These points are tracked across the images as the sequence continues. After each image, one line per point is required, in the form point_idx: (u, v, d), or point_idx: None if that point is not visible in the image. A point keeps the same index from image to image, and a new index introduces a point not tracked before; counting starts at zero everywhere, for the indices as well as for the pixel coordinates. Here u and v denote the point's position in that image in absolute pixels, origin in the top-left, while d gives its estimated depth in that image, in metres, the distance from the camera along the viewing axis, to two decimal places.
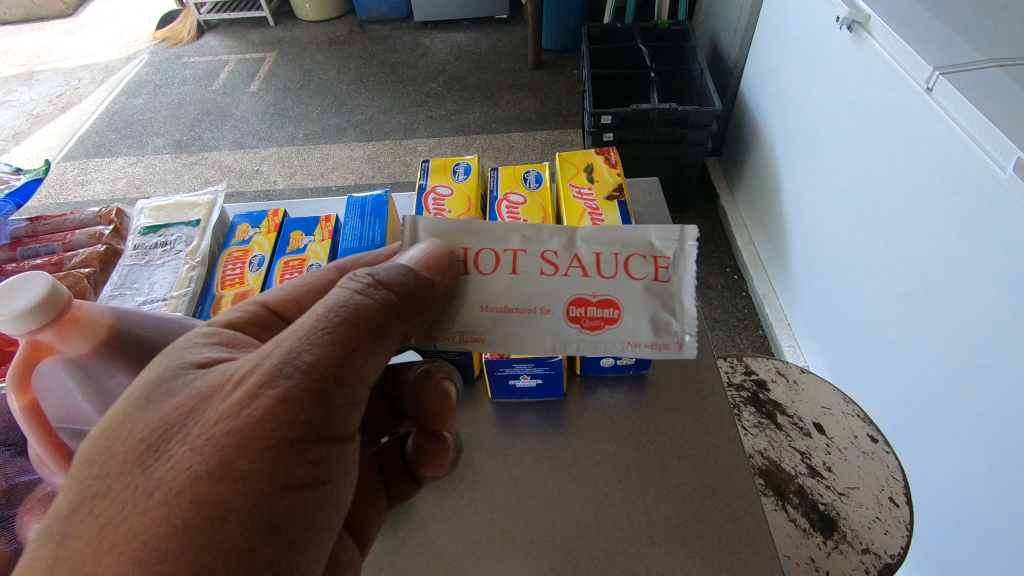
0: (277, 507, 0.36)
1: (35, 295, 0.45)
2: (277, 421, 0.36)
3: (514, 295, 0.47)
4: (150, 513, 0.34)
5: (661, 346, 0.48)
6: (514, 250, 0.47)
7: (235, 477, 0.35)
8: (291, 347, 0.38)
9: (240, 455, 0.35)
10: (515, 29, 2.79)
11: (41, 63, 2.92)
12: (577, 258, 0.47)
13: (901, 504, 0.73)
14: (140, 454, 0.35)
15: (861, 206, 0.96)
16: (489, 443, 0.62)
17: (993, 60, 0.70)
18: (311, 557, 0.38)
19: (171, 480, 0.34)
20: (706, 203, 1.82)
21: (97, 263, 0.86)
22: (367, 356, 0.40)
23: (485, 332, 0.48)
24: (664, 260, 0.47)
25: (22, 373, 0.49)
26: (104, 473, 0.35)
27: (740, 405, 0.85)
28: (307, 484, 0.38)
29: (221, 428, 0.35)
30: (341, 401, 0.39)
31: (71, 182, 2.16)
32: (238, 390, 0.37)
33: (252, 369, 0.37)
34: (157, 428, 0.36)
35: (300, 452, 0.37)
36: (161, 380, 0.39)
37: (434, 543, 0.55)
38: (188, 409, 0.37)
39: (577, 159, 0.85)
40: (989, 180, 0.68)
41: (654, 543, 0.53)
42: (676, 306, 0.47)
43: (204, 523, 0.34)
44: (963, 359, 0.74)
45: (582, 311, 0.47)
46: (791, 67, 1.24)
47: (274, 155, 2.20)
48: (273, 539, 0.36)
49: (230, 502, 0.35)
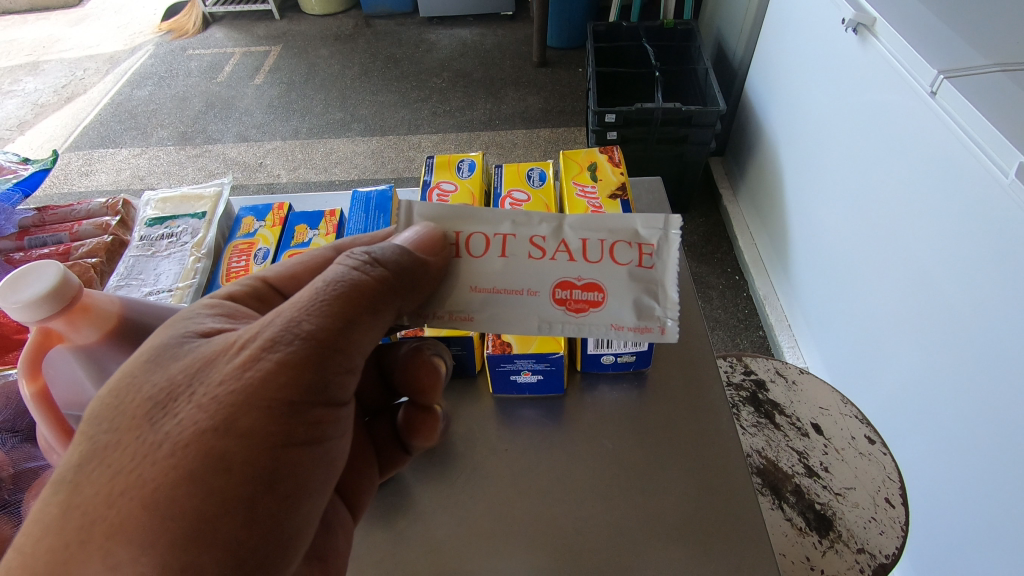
0: (278, 462, 0.37)
1: (48, 283, 0.46)
2: (276, 384, 0.36)
3: (505, 277, 0.47)
4: (158, 464, 0.34)
5: (644, 330, 0.48)
6: (504, 234, 0.48)
7: (237, 433, 0.35)
8: (291, 316, 0.38)
9: (243, 412, 0.36)
10: (520, 25, 2.79)
11: (46, 54, 2.92)
12: (564, 244, 0.48)
13: (897, 505, 0.73)
14: (147, 410, 0.36)
15: (863, 203, 0.97)
16: (490, 437, 0.62)
17: (998, 65, 0.70)
18: (304, 512, 0.39)
19: (177, 434, 0.35)
20: (709, 202, 1.83)
21: (104, 254, 0.87)
22: (364, 328, 0.41)
23: (473, 312, 0.48)
24: (648, 247, 0.48)
25: (33, 362, 0.49)
26: (114, 428, 0.36)
27: (739, 405, 0.85)
28: (305, 443, 0.38)
29: (225, 387, 0.36)
30: (338, 368, 0.39)
31: (75, 173, 2.16)
32: (241, 353, 0.37)
33: (254, 333, 0.38)
34: (164, 388, 0.37)
35: (300, 413, 0.38)
36: (167, 345, 0.39)
37: (435, 534, 0.55)
38: (193, 371, 0.37)
39: (581, 157, 0.85)
40: (989, 181, 0.68)
41: (653, 538, 0.54)
42: (659, 292, 0.48)
43: (208, 473, 0.35)
44: (962, 357, 0.74)
45: (567, 294, 0.47)
46: (795, 68, 1.25)
47: (277, 148, 2.20)
48: (273, 492, 0.37)
49: (234, 456, 0.35)
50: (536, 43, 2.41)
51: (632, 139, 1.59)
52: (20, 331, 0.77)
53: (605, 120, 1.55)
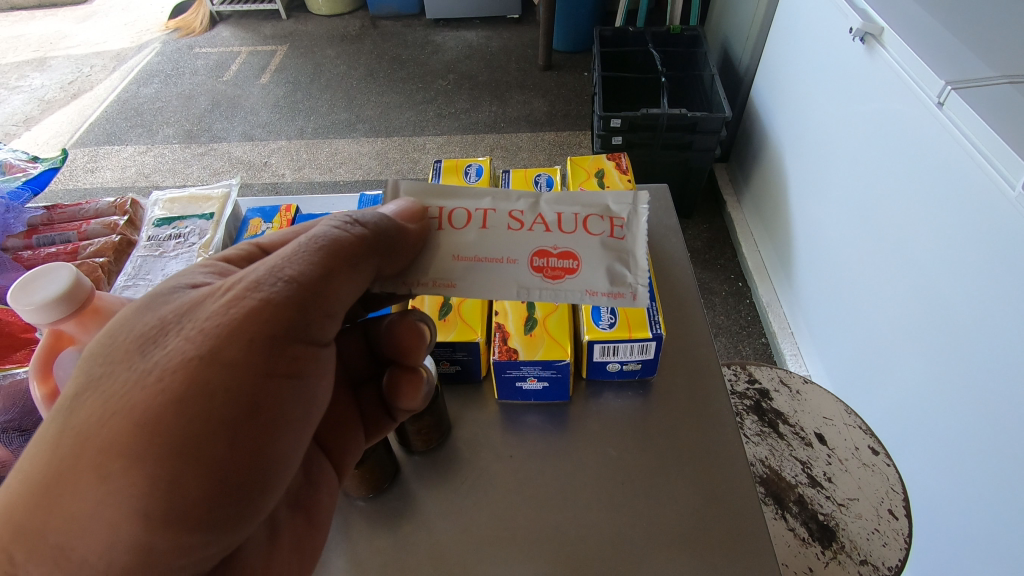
0: (260, 391, 0.38)
1: (60, 285, 0.46)
2: (258, 319, 0.38)
3: (484, 246, 0.48)
4: (147, 388, 0.35)
5: (617, 296, 0.48)
6: (484, 209, 0.50)
7: (221, 364, 0.36)
8: (274, 263, 0.40)
9: (226, 343, 0.37)
10: (527, 28, 2.80)
11: (53, 50, 2.93)
12: (541, 217, 0.50)
13: (900, 517, 0.73)
14: (138, 343, 0.37)
15: (868, 213, 0.97)
16: (494, 443, 0.62)
17: (1005, 77, 0.71)
18: (285, 442, 0.40)
19: (167, 361, 0.36)
20: (713, 208, 1.83)
21: (111, 253, 0.87)
22: (343, 279, 0.42)
23: (455, 279, 0.48)
24: (619, 220, 0.50)
25: (44, 363, 0.49)
26: (107, 363, 0.37)
27: (743, 414, 0.85)
28: (287, 376, 0.39)
29: (211, 321, 0.37)
30: (318, 312, 0.40)
31: (81, 169, 2.17)
32: (226, 293, 0.39)
33: (239, 277, 0.39)
34: (156, 325, 0.38)
35: (281, 348, 0.39)
36: (160, 291, 0.41)
37: (438, 539, 0.55)
38: (182, 310, 0.39)
39: (589, 163, 0.85)
40: (992, 192, 0.69)
41: (657, 547, 0.54)
42: (631, 260, 0.49)
43: (194, 396, 0.35)
44: (962, 364, 0.75)
45: (545, 261, 0.48)
46: (800, 77, 1.25)
47: (283, 148, 2.20)
48: (254, 418, 0.38)
49: (219, 382, 0.36)
50: (542, 46, 2.42)
51: (638, 145, 1.60)
52: (27, 329, 0.77)
53: (610, 125, 1.55)
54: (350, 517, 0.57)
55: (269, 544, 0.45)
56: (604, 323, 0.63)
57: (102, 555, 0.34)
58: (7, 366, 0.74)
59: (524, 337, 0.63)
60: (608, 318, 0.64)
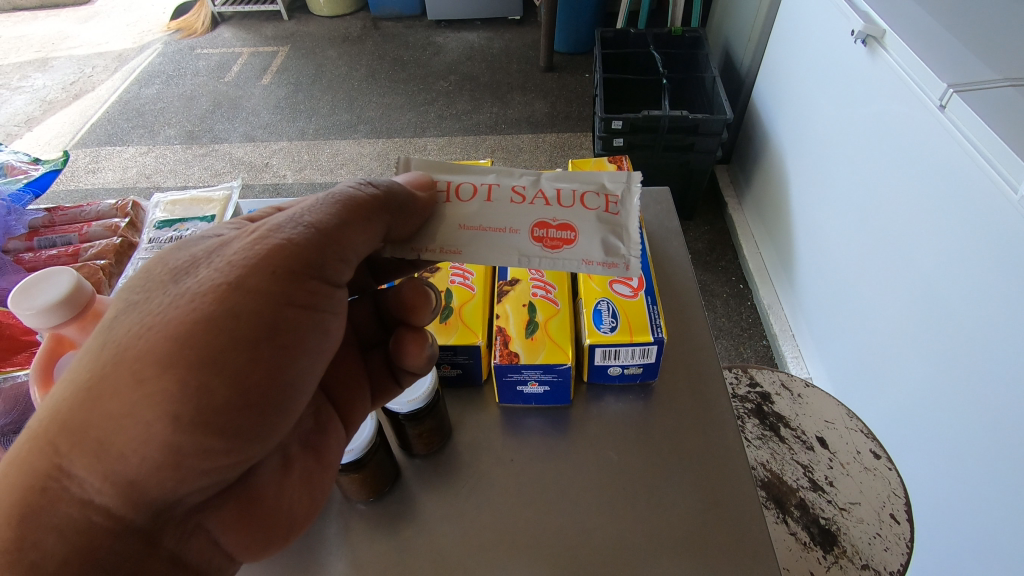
0: (280, 318, 0.41)
1: (61, 289, 0.46)
2: (280, 255, 0.41)
3: (488, 217, 0.52)
4: (180, 306, 0.38)
5: (611, 266, 0.51)
6: (489, 184, 0.53)
7: (248, 289, 0.40)
8: (297, 212, 0.44)
9: (251, 272, 0.40)
10: (528, 29, 2.80)
11: (55, 50, 2.93)
12: (541, 192, 0.53)
13: (901, 521, 0.73)
14: (171, 274, 0.41)
15: (868, 213, 0.97)
16: (495, 447, 0.62)
17: (1008, 80, 0.70)
18: (301, 366, 0.43)
19: (198, 286, 0.39)
20: (714, 209, 1.83)
21: (112, 255, 0.87)
22: (356, 230, 0.46)
23: (461, 246, 0.51)
24: (614, 197, 0.53)
25: (45, 369, 0.49)
26: (143, 290, 0.40)
27: (744, 417, 0.85)
28: (304, 307, 0.43)
29: (239, 256, 0.41)
30: (333, 255, 0.44)
31: (82, 170, 2.17)
32: (252, 233, 0.43)
33: (265, 222, 0.44)
34: (187, 261, 0.42)
35: (299, 281, 0.42)
36: (190, 239, 0.45)
37: (439, 543, 0.55)
38: (210, 249, 0.42)
39: (590, 166, 0.85)
40: (991, 194, 0.69)
41: (658, 552, 0.53)
42: (624, 234, 0.52)
43: (222, 315, 0.38)
44: (962, 362, 0.75)
45: (544, 232, 0.51)
46: (802, 79, 1.25)
47: (284, 149, 2.20)
48: (273, 340, 0.41)
49: (245, 306, 0.39)
50: (543, 48, 2.42)
51: (639, 146, 1.60)
52: (27, 332, 0.77)
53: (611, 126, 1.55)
54: (350, 520, 0.57)
55: (282, 472, 0.47)
56: (605, 327, 0.63)
57: (134, 454, 0.36)
58: (7, 369, 0.74)
59: (525, 341, 0.63)
60: (609, 322, 0.64)
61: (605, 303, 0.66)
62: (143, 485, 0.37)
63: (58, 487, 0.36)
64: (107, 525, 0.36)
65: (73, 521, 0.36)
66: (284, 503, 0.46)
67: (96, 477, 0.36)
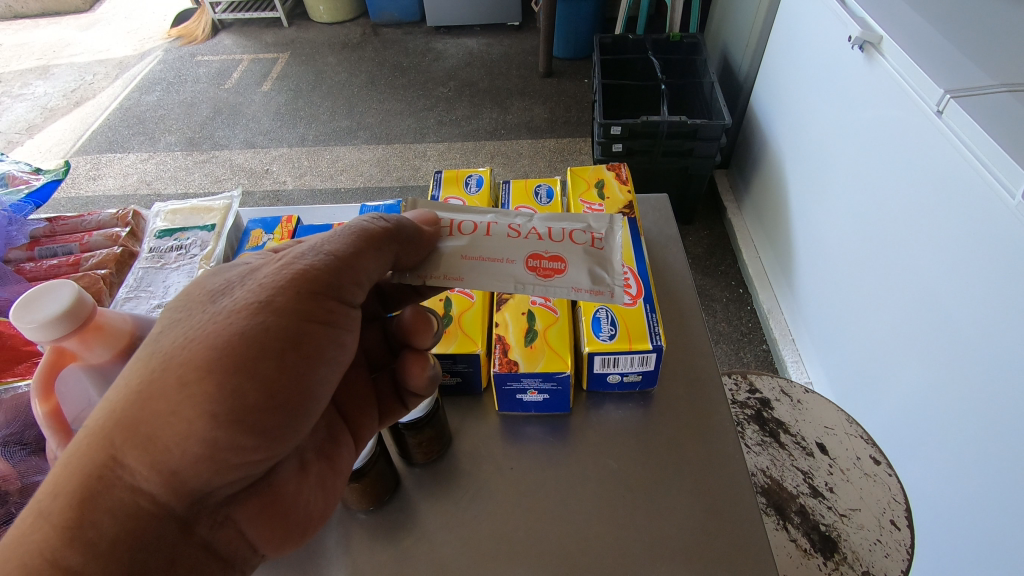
0: (304, 332, 0.41)
1: (62, 303, 0.46)
2: (302, 278, 0.42)
3: (485, 248, 0.53)
4: (219, 321, 0.40)
5: (597, 293, 0.52)
6: (488, 221, 0.55)
7: (276, 307, 0.41)
8: (316, 242, 0.45)
9: (278, 292, 0.41)
10: (527, 36, 2.81)
11: (56, 58, 2.94)
12: (535, 228, 0.55)
13: (902, 528, 0.73)
14: (209, 295, 0.42)
15: (866, 220, 0.98)
16: (496, 456, 0.62)
17: (1003, 86, 0.72)
18: (321, 375, 0.43)
19: (234, 305, 0.41)
20: (713, 214, 1.83)
21: (113, 265, 0.88)
22: (369, 257, 0.46)
23: (462, 274, 0.51)
24: (599, 235, 0.55)
25: (45, 381, 0.49)
26: (185, 310, 0.42)
27: (743, 423, 0.85)
28: (325, 324, 0.43)
29: (267, 279, 0.42)
30: (349, 278, 0.45)
31: (83, 177, 2.18)
32: (278, 260, 0.44)
33: (291, 249, 0.45)
34: (222, 285, 0.43)
35: (319, 299, 0.43)
36: (228, 265, 0.46)
37: (439, 553, 0.55)
38: (244, 274, 0.44)
39: (589, 174, 0.86)
40: (991, 200, 0.69)
41: (658, 559, 0.53)
42: (608, 265, 0.53)
43: (252, 329, 0.39)
44: (960, 364, 0.75)
45: (537, 263, 0.52)
46: (801, 86, 1.25)
47: (284, 155, 2.21)
48: (297, 350, 0.41)
49: (274, 325, 0.40)
50: (542, 53, 2.43)
51: (638, 152, 1.60)
52: (28, 343, 0.78)
53: (610, 132, 1.55)
54: (350, 529, 0.57)
55: (300, 473, 0.46)
56: (604, 335, 0.63)
57: (178, 447, 0.37)
58: (8, 379, 0.74)
59: (525, 349, 0.63)
60: (608, 330, 0.64)
61: (604, 311, 0.66)
62: (185, 476, 0.37)
63: (112, 476, 0.36)
64: (152, 509, 0.37)
65: (123, 504, 0.36)
66: (302, 502, 0.46)
67: (145, 467, 0.37)
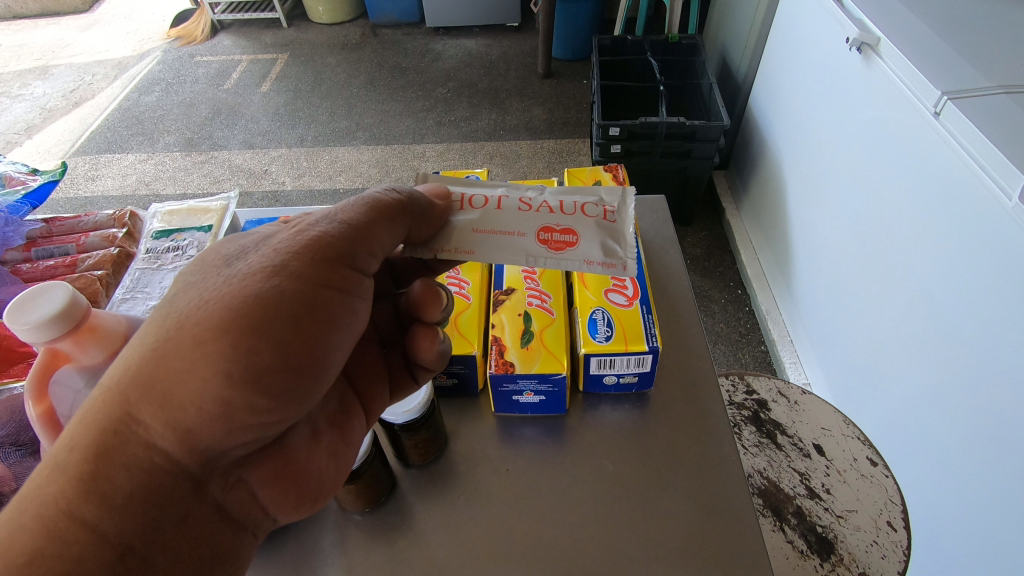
0: (318, 297, 0.42)
1: (56, 305, 0.46)
2: (316, 245, 0.42)
3: (497, 221, 0.53)
4: (234, 284, 0.40)
5: (609, 266, 0.53)
6: (499, 195, 0.55)
7: (291, 271, 0.41)
8: (329, 210, 0.46)
9: (293, 257, 0.41)
10: (526, 37, 2.81)
11: (55, 59, 2.94)
12: (547, 202, 0.54)
13: (899, 529, 0.73)
14: (223, 260, 0.42)
15: (864, 210, 0.98)
16: (491, 457, 0.62)
17: (1000, 87, 0.72)
18: (334, 342, 0.43)
19: (249, 268, 0.41)
20: (712, 215, 1.83)
21: (110, 266, 0.88)
22: (381, 227, 0.47)
23: (474, 247, 0.52)
24: (611, 207, 0.55)
25: (41, 382, 0.50)
26: (199, 274, 0.42)
27: (740, 424, 0.85)
28: (339, 291, 0.43)
29: (282, 245, 0.42)
30: (363, 246, 0.45)
31: (82, 177, 2.18)
32: (292, 228, 0.44)
33: (303, 218, 0.45)
34: (236, 251, 0.43)
35: (333, 266, 0.43)
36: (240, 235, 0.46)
37: (435, 554, 0.55)
38: (258, 240, 0.44)
39: (586, 175, 0.86)
40: (989, 197, 0.69)
41: (653, 562, 0.53)
42: (621, 238, 0.54)
43: (267, 292, 0.39)
44: (959, 357, 0.75)
45: (549, 236, 0.53)
46: (801, 83, 1.25)
47: (283, 155, 2.21)
48: (312, 316, 0.41)
49: (289, 289, 0.40)
50: (541, 54, 2.43)
51: (636, 153, 1.60)
52: (24, 344, 0.77)
53: (609, 133, 1.55)
54: (346, 530, 0.57)
55: (312, 440, 0.47)
56: (600, 336, 0.63)
57: (193, 405, 0.37)
58: (4, 380, 0.74)
59: (521, 351, 0.63)
60: (604, 331, 0.64)
61: (600, 312, 0.66)
62: (199, 434, 0.37)
63: (127, 431, 0.36)
64: (167, 466, 0.37)
65: (138, 460, 0.36)
66: (314, 469, 0.46)
67: (161, 424, 0.36)
